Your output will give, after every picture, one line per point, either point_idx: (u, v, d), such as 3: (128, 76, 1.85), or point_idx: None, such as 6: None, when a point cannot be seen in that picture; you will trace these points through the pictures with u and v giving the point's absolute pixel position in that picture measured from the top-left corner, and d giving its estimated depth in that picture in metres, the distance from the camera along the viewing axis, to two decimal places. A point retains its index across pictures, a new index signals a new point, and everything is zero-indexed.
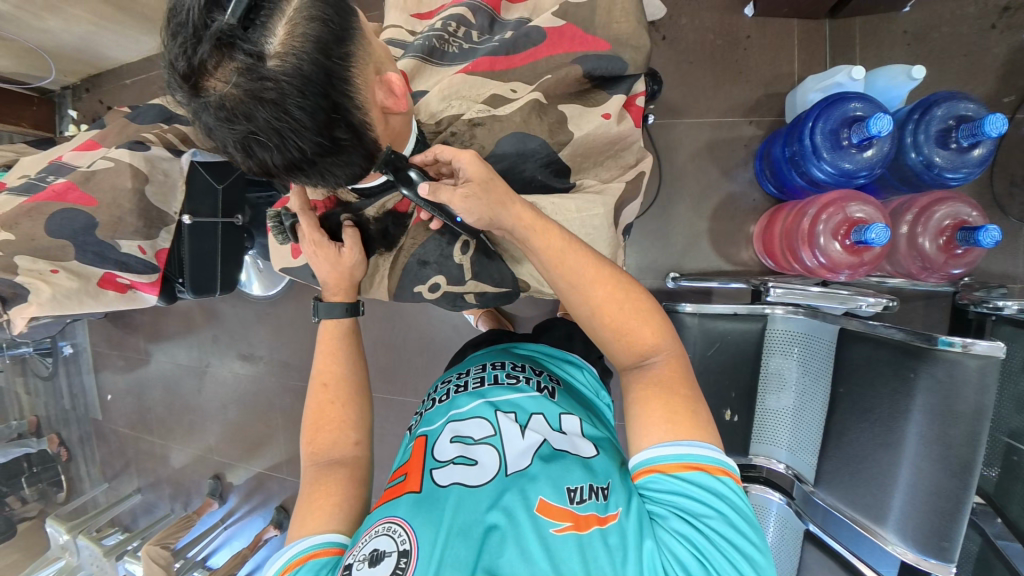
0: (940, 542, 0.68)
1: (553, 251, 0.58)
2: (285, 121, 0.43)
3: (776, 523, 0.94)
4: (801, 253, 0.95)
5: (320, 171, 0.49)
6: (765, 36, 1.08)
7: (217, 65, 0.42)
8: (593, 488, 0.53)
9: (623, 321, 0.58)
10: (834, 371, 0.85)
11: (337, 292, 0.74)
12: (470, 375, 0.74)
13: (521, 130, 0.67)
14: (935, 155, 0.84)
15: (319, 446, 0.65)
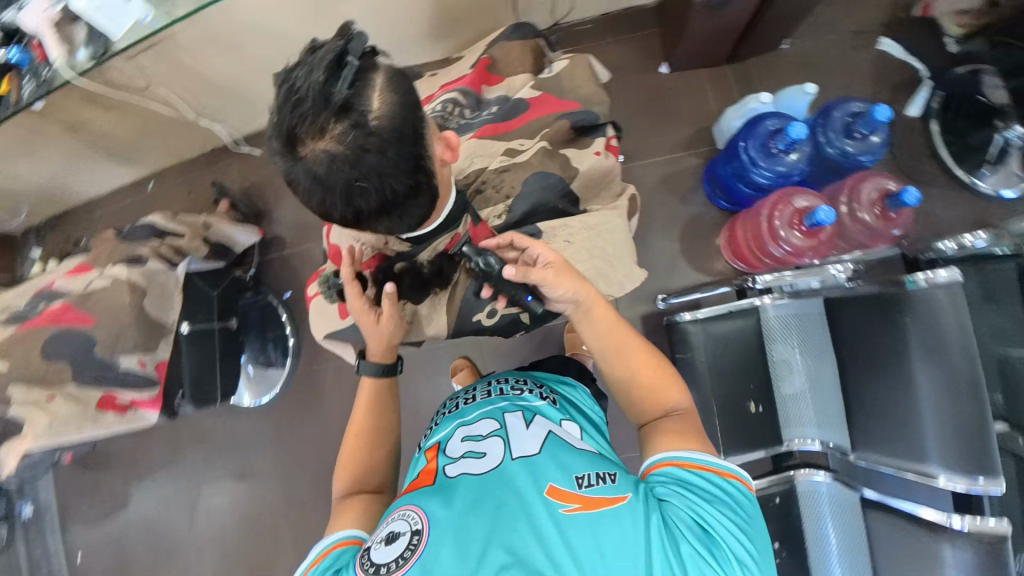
0: (983, 463, 0.71)
1: (601, 324, 0.71)
2: (387, 166, 0.47)
3: (831, 506, 0.91)
4: (769, 248, 1.07)
5: (406, 213, 0.53)
6: (685, 86, 1.29)
7: (328, 123, 0.46)
8: (597, 473, 0.59)
9: (652, 383, 0.69)
10: (833, 338, 0.93)
11: (378, 353, 0.79)
12: (477, 391, 0.80)
13: (541, 169, 0.77)
14: (847, 146, 1.00)
15: (351, 480, 0.71)
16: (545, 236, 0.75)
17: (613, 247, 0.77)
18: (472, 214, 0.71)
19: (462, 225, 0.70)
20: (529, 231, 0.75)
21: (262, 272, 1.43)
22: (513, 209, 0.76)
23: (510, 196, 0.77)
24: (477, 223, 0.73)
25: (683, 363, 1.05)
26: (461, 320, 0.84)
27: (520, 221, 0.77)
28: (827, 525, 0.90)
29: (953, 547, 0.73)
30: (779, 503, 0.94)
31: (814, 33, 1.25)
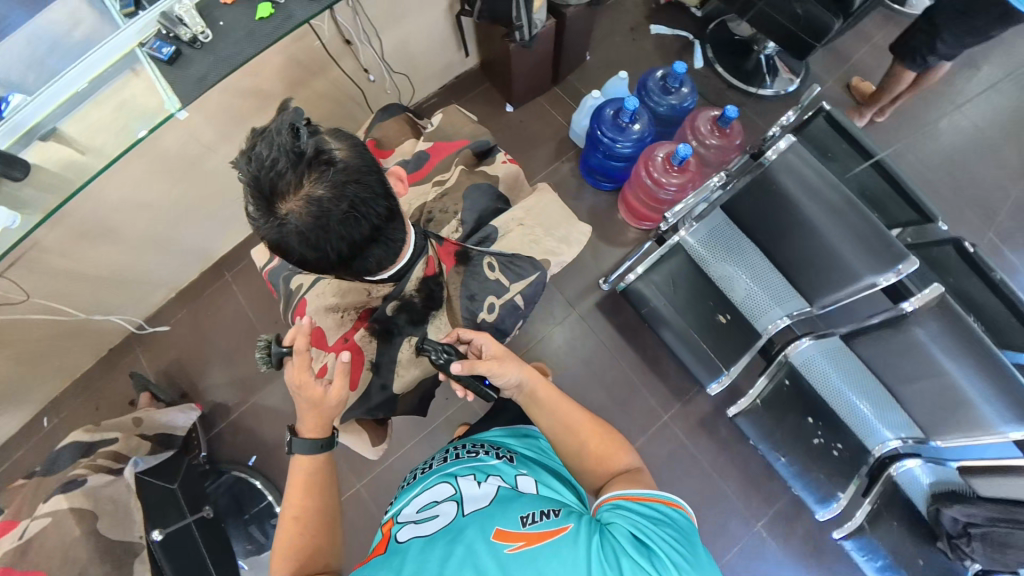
0: (896, 254, 0.89)
1: (545, 404, 0.72)
2: (367, 193, 0.50)
3: (830, 359, 1.05)
4: (661, 196, 1.23)
5: (392, 238, 0.55)
6: (530, 112, 1.47)
7: (302, 172, 0.47)
8: (542, 511, 0.59)
9: (600, 445, 0.68)
10: (744, 230, 1.04)
11: (313, 431, 0.66)
12: (435, 458, 0.82)
13: (472, 184, 0.88)
14: (670, 101, 1.22)
15: (288, 570, 0.57)
16: (500, 231, 0.84)
17: (550, 217, 0.88)
18: (434, 237, 0.78)
19: (431, 247, 0.76)
20: (487, 231, 0.84)
21: (214, 451, 1.28)
22: (465, 221, 0.86)
23: (458, 212, 0.86)
24: (441, 242, 0.78)
25: (652, 315, 1.13)
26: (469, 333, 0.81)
27: (475, 229, 0.86)
28: (834, 372, 1.05)
29: (922, 326, 0.91)
30: (792, 384, 1.06)
31: (604, 34, 1.49)
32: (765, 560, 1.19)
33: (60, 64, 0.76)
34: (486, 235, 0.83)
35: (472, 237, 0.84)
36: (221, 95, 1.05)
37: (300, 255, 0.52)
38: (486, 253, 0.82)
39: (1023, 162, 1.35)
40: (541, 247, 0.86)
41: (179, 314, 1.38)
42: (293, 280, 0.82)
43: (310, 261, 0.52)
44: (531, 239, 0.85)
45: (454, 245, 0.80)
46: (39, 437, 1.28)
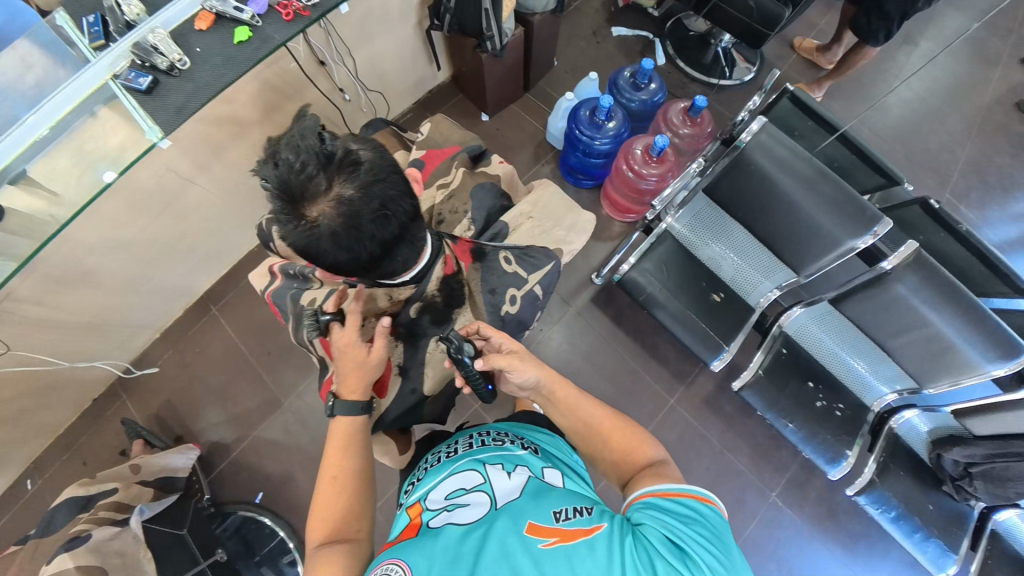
0: (870, 219, 0.95)
1: (564, 407, 0.71)
2: (392, 190, 0.53)
3: (821, 322, 1.13)
4: (643, 187, 1.26)
5: (415, 234, 0.58)
6: (505, 120, 1.50)
7: (332, 174, 0.50)
8: (576, 508, 0.54)
9: (624, 442, 0.66)
10: (727, 211, 1.09)
11: (352, 391, 0.65)
12: (459, 442, 0.73)
13: (474, 184, 0.91)
14: (641, 97, 1.27)
15: (322, 533, 0.57)
16: (510, 227, 0.90)
17: (555, 210, 0.94)
18: (448, 238, 0.79)
19: (447, 246, 0.77)
20: (498, 227, 0.89)
21: (218, 493, 1.23)
22: (475, 220, 0.90)
23: (467, 211, 0.89)
24: (457, 241, 0.80)
25: (649, 301, 1.16)
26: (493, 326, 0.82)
27: (485, 227, 0.90)
28: (824, 333, 1.13)
29: (902, 282, 0.95)
30: (789, 352, 1.14)
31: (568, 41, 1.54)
32: (782, 528, 1.23)
33: (22, 109, 0.75)
34: (497, 231, 0.89)
35: (484, 234, 0.89)
36: (196, 126, 1.03)
37: (328, 259, 0.53)
38: (501, 248, 0.85)
39: (962, 128, 1.47)
40: (551, 236, 0.92)
41: (164, 357, 1.33)
42: (304, 298, 0.81)
43: (339, 263, 0.53)
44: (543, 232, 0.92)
45: (468, 243, 0.82)
46: (21, 505, 1.19)
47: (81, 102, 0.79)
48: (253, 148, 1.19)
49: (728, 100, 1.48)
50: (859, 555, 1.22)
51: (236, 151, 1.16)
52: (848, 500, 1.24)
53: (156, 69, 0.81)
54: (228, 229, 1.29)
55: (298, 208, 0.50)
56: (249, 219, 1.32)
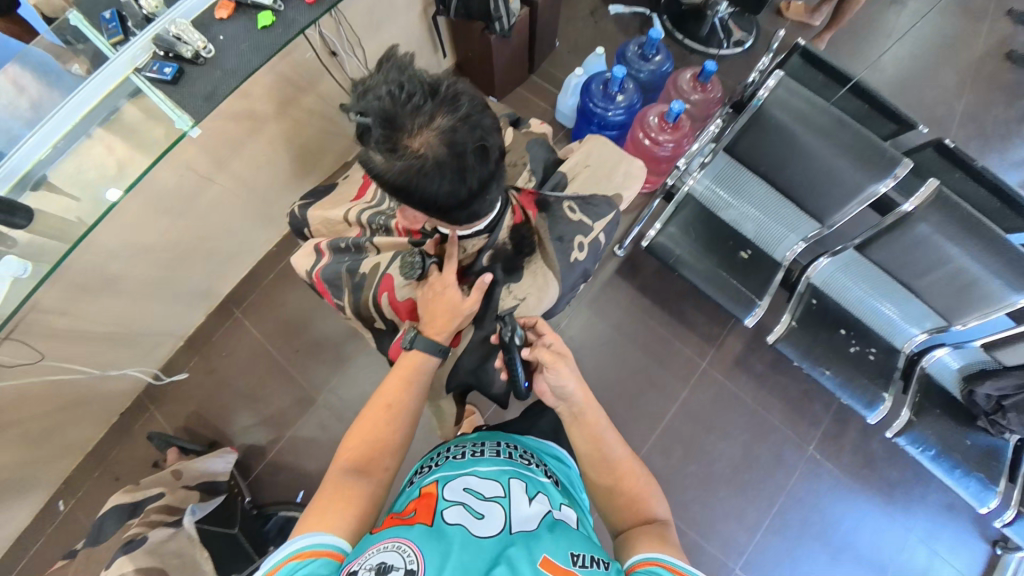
0: (889, 163, 0.97)
1: (587, 434, 0.68)
2: (486, 125, 0.58)
3: (847, 271, 1.17)
4: (659, 155, 1.30)
5: (502, 171, 0.63)
6: (514, 102, 1.50)
7: (437, 105, 0.54)
8: (594, 558, 0.53)
9: (632, 493, 0.64)
10: (749, 165, 1.15)
11: (438, 331, 0.73)
12: (485, 445, 0.76)
13: (525, 139, 0.99)
14: (650, 67, 1.31)
15: (356, 455, 0.62)
16: (568, 176, 0.98)
17: (599, 168, 1.00)
18: (513, 190, 0.85)
19: (512, 197, 0.82)
20: (558, 177, 0.97)
21: (257, 496, 1.21)
22: (534, 169, 0.97)
23: (524, 160, 0.97)
24: (518, 194, 0.87)
25: (679, 264, 1.20)
26: (563, 270, 0.88)
27: (543, 177, 0.98)
28: (849, 283, 1.17)
29: (925, 221, 0.95)
30: (818, 302, 1.16)
31: (568, 22, 1.56)
32: (822, 480, 1.24)
33: (24, 129, 0.75)
34: (557, 180, 0.97)
35: (546, 185, 0.97)
36: (216, 120, 1.02)
37: (429, 189, 0.57)
38: (563, 198, 0.92)
39: (956, 81, 1.52)
40: (609, 184, 0.99)
41: (190, 363, 1.30)
42: (361, 266, 0.86)
43: (438, 194, 0.57)
44: (600, 177, 0.99)
45: (532, 194, 0.89)
46: (57, 524, 1.16)
47: (92, 114, 0.79)
48: (270, 144, 1.18)
49: (729, 70, 1.51)
50: (898, 502, 1.22)
51: (254, 146, 1.14)
52: (884, 447, 1.26)
53: (182, 58, 0.80)
54: (248, 228, 1.28)
55: (403, 139, 0.54)
56: (267, 217, 1.31)
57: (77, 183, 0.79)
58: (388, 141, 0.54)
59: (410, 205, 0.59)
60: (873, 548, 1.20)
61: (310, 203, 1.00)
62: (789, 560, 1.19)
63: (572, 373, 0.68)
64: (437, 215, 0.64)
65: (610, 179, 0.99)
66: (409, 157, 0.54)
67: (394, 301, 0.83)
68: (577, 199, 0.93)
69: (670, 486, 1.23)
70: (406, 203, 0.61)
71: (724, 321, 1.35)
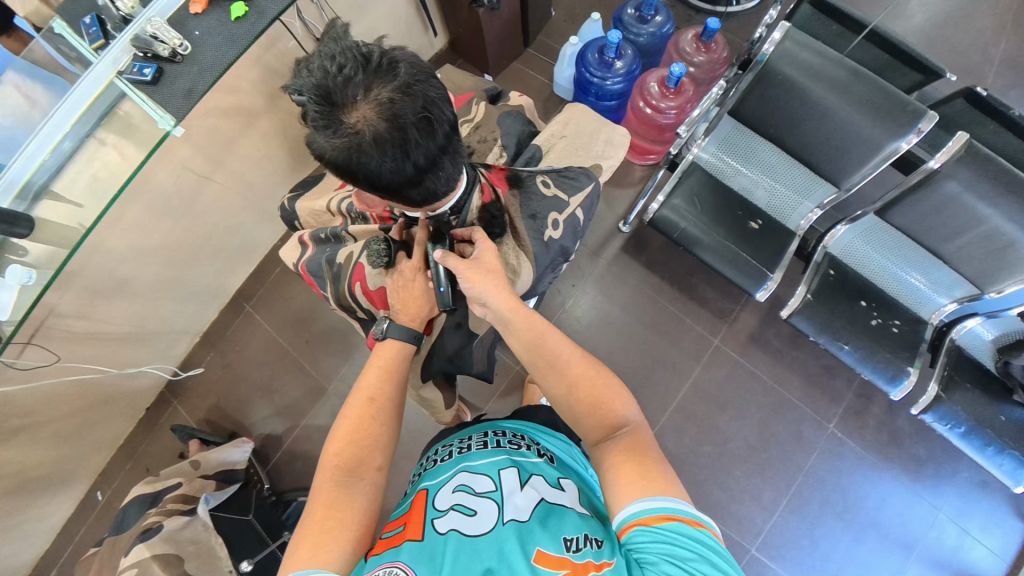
0: (911, 120, 0.89)
1: (529, 339, 0.70)
2: (432, 98, 0.58)
3: (870, 237, 1.08)
4: (661, 122, 1.24)
5: (453, 146, 0.63)
6: (511, 78, 1.45)
7: (376, 77, 0.55)
8: (587, 537, 0.55)
9: (593, 397, 0.66)
10: (757, 128, 1.08)
11: (410, 318, 0.76)
12: (472, 439, 0.76)
13: (501, 115, 0.98)
14: (650, 30, 1.23)
15: (343, 459, 0.61)
16: (544, 148, 0.96)
17: (580, 139, 0.97)
18: (482, 169, 0.87)
19: (482, 176, 0.84)
20: (532, 150, 0.95)
21: (277, 483, 1.25)
22: (507, 147, 0.97)
23: (497, 138, 0.97)
24: (490, 170, 0.88)
25: (685, 238, 1.13)
26: (539, 250, 0.86)
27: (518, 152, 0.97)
28: (871, 250, 1.09)
29: (953, 179, 0.86)
30: (836, 273, 1.09)
31: None
32: (844, 459, 1.18)
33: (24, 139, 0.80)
34: (532, 152, 0.95)
35: (520, 159, 0.96)
36: (205, 119, 1.01)
37: (372, 165, 0.58)
38: (537, 173, 0.90)
39: (995, 21, 1.37)
40: (590, 153, 0.96)
41: (207, 359, 1.35)
42: (339, 256, 0.87)
43: (382, 170, 0.58)
44: (579, 147, 0.96)
45: (503, 172, 0.89)
46: (95, 514, 1.23)
47: (88, 112, 0.80)
48: (263, 138, 1.18)
49: (735, 26, 1.41)
50: (926, 479, 1.16)
51: (247, 142, 1.14)
52: (910, 423, 1.19)
53: (159, 57, 0.79)
54: (249, 224, 1.30)
55: (341, 114, 0.55)
56: (269, 212, 1.33)
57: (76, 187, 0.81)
58: (326, 118, 0.56)
59: (357, 182, 0.61)
60: (899, 527, 1.14)
61: (299, 195, 1.01)
62: (810, 541, 1.15)
63: (491, 283, 0.71)
64: (392, 194, 0.65)
65: (587, 149, 0.96)
66: (346, 132, 0.55)
67: (368, 290, 0.84)
68: (552, 173, 0.91)
69: (684, 467, 1.21)
70: (357, 183, 0.62)
71: (737, 296, 1.29)
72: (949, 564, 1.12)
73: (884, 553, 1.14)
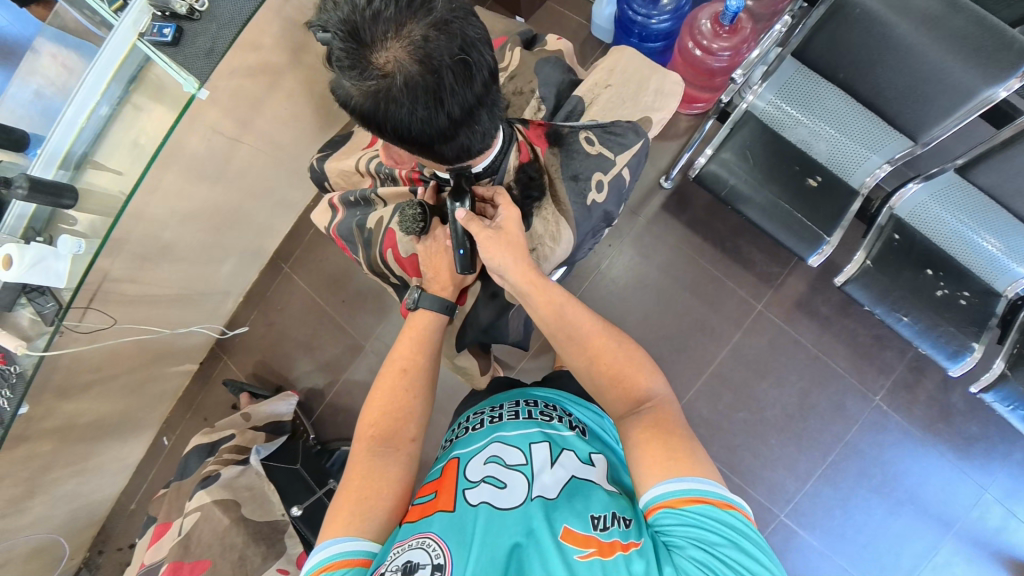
0: (1017, 62, 0.76)
1: (547, 315, 0.70)
2: (471, 38, 0.51)
3: (943, 201, 0.97)
4: (713, 65, 1.12)
5: (492, 98, 0.56)
6: (544, 18, 1.33)
7: (409, 10, 0.48)
8: (615, 516, 0.56)
9: (616, 370, 0.65)
10: (824, 72, 0.96)
11: (443, 287, 0.75)
12: (503, 408, 0.75)
13: (539, 60, 0.89)
14: None
15: (378, 430, 0.63)
16: (586, 99, 0.87)
17: (625, 87, 0.87)
18: (519, 124, 0.80)
19: (518, 133, 0.78)
20: (574, 102, 0.87)
21: (321, 433, 1.34)
22: (545, 96, 0.88)
23: (534, 87, 0.88)
24: (527, 125, 0.81)
25: (733, 196, 1.05)
26: (580, 214, 0.80)
27: (558, 104, 0.89)
28: (948, 212, 0.97)
29: None
30: (902, 239, 0.99)
31: None
32: (888, 432, 1.14)
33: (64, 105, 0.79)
34: (573, 104, 0.87)
35: (560, 114, 0.87)
36: (230, 80, 0.98)
37: (401, 115, 0.51)
38: (579, 128, 0.82)
39: None
40: (639, 104, 0.86)
41: (251, 317, 1.42)
42: (369, 221, 0.85)
43: (412, 122, 0.52)
44: (626, 98, 0.86)
45: (542, 127, 0.81)
46: (166, 454, 1.37)
47: (117, 76, 0.78)
48: (290, 97, 1.15)
49: None
50: (975, 458, 1.11)
51: (273, 101, 1.12)
52: (966, 400, 1.11)
53: (178, 16, 0.75)
54: (281, 187, 1.30)
55: (368, 55, 0.49)
56: (299, 173, 1.33)
57: (119, 157, 0.82)
58: (353, 58, 0.49)
59: (386, 133, 0.55)
60: (940, 504, 1.11)
61: (327, 155, 0.98)
62: (841, 511, 1.14)
63: (505, 254, 0.69)
64: (423, 152, 0.59)
65: (632, 97, 0.86)
66: (375, 74, 0.49)
67: (400, 257, 0.83)
68: (594, 126, 0.83)
69: (716, 432, 1.20)
70: (385, 136, 0.56)
71: (785, 260, 1.21)
72: (989, 543, 1.09)
73: (920, 527, 1.11)
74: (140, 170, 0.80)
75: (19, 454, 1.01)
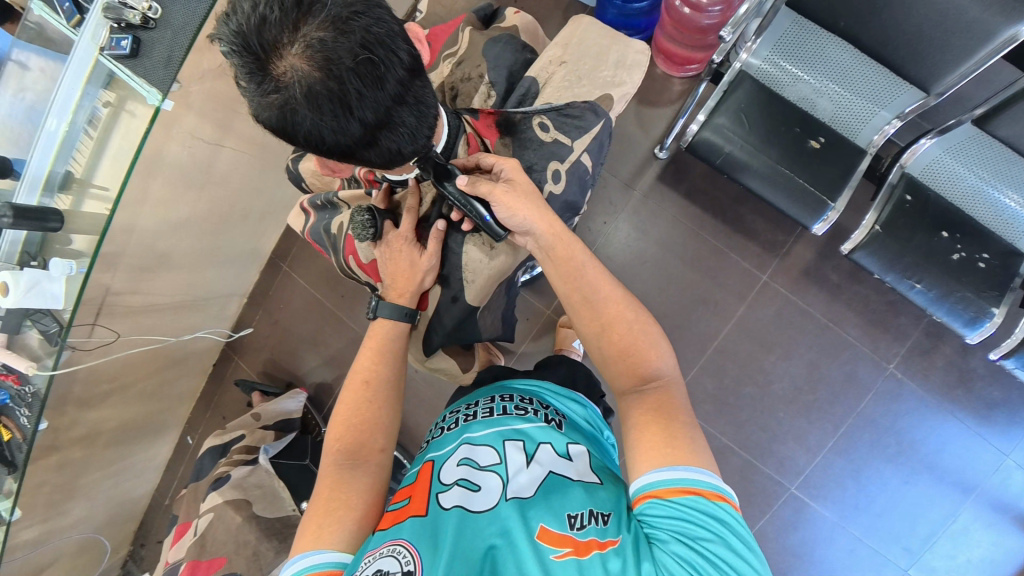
0: None
1: (565, 272, 0.68)
2: (376, 34, 0.47)
3: (969, 149, 0.89)
4: (704, 22, 1.05)
5: (414, 95, 0.52)
6: None
7: (302, 11, 0.45)
8: (593, 513, 0.55)
9: (628, 343, 0.62)
10: (826, 19, 0.88)
11: (400, 295, 0.74)
12: (479, 406, 0.74)
13: (491, 38, 0.84)
14: None
15: (344, 444, 0.64)
16: (539, 80, 0.81)
17: (590, 60, 0.81)
18: (468, 115, 0.76)
19: (466, 124, 0.75)
20: (526, 84, 0.81)
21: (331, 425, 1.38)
22: (496, 82, 0.83)
23: (483, 72, 0.83)
24: (477, 114, 0.77)
25: (729, 164, 0.97)
26: None
27: (508, 91, 0.84)
28: (973, 162, 0.89)
29: None
30: (914, 200, 0.91)
31: None
32: (904, 401, 1.09)
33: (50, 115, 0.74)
34: (526, 86, 0.81)
35: (512, 97, 0.82)
36: (203, 83, 0.95)
37: (310, 126, 0.49)
38: (533, 113, 0.77)
39: None
40: (598, 80, 0.80)
41: (256, 318, 1.46)
42: (334, 225, 0.84)
43: (325, 130, 0.49)
44: (582, 76, 0.80)
45: (493, 115, 0.77)
46: (192, 452, 1.46)
47: (92, 76, 0.74)
48: None
49: None
50: (996, 423, 1.06)
51: None
52: (987, 364, 1.06)
53: (133, 26, 0.72)
54: (270, 186, 1.30)
55: (268, 65, 0.46)
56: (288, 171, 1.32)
57: (108, 173, 0.76)
58: (253, 71, 0.47)
59: (302, 144, 0.52)
60: (960, 470, 1.07)
61: (301, 154, 0.93)
62: (854, 481, 1.11)
63: (529, 207, 0.67)
64: (354, 160, 0.56)
65: (600, 71, 0.80)
66: (274, 84, 0.47)
67: (361, 263, 0.82)
68: (548, 106, 0.78)
69: (722, 409, 1.17)
70: (305, 148, 0.54)
71: (789, 227, 1.15)
72: (1011, 508, 1.06)
73: (938, 496, 1.08)
74: (118, 183, 0.75)
75: (52, 462, 1.07)
